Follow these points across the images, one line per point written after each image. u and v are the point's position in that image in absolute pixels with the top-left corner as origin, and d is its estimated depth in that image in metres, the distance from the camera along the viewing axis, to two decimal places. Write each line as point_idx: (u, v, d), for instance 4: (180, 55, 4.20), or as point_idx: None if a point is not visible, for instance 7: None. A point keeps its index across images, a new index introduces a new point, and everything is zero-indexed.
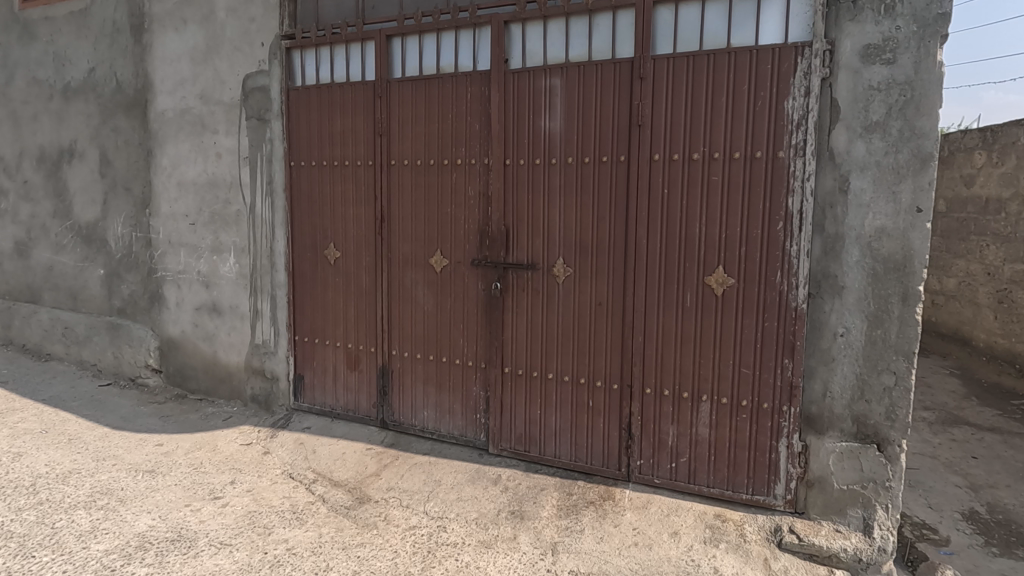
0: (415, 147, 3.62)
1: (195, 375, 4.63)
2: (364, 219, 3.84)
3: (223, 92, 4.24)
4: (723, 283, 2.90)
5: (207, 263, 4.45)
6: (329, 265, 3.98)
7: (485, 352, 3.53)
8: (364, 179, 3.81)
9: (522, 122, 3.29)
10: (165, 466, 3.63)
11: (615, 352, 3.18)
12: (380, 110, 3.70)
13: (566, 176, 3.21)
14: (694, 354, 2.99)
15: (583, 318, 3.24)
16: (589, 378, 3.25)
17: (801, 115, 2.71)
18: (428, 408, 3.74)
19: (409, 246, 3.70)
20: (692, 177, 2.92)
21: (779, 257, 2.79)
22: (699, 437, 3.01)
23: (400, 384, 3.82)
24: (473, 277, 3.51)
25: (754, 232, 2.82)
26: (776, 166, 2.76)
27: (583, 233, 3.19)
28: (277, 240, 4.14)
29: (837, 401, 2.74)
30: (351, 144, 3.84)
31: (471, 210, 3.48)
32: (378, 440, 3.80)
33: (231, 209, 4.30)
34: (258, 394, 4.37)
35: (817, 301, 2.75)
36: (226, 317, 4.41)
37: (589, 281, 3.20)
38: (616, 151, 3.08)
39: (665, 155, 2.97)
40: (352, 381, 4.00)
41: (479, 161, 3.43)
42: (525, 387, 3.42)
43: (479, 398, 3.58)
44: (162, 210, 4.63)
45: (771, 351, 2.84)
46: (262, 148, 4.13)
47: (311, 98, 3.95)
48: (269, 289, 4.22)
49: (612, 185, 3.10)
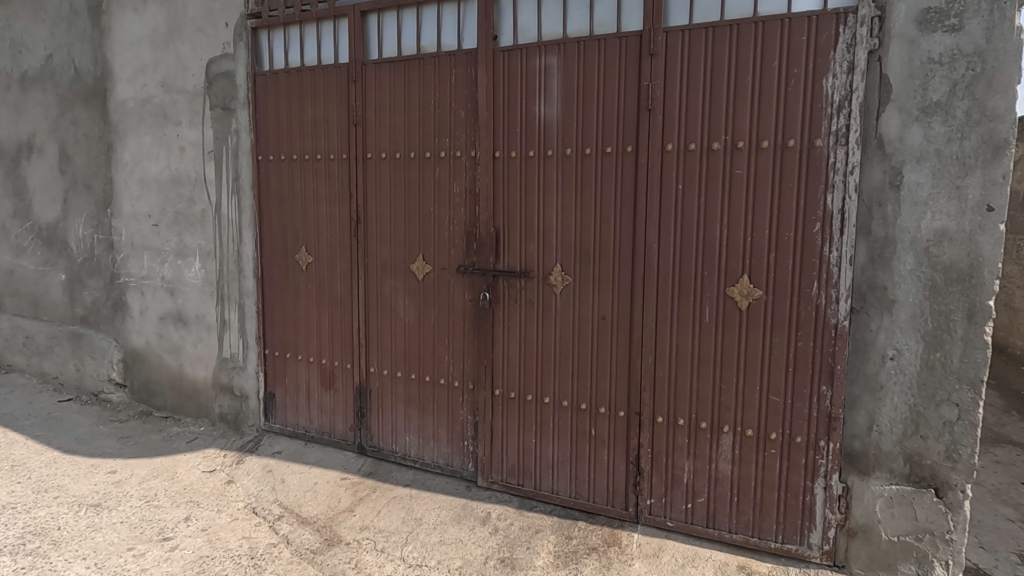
0: (394, 139, 3.19)
1: (161, 391, 4.23)
2: (338, 220, 3.41)
3: (186, 79, 3.82)
4: (749, 295, 2.46)
5: (172, 268, 4.05)
6: (301, 271, 3.56)
7: (474, 371, 3.10)
8: (338, 174, 3.38)
9: (514, 108, 2.86)
10: (113, 499, 3.22)
11: (621, 374, 2.74)
12: (354, 95, 3.27)
13: (564, 170, 2.77)
14: (714, 379, 2.56)
15: (585, 334, 2.81)
16: (591, 402, 2.82)
17: (843, 95, 2.27)
18: (410, 433, 3.32)
19: (388, 250, 3.27)
20: (711, 170, 2.48)
21: (815, 265, 2.36)
22: (720, 474, 2.58)
23: (379, 406, 3.40)
24: (459, 286, 3.09)
25: (786, 235, 2.39)
26: (812, 157, 2.33)
27: (584, 236, 2.76)
28: (245, 243, 3.73)
29: (886, 436, 2.29)
30: (324, 136, 3.42)
31: (456, 210, 3.06)
32: (355, 468, 3.39)
33: (196, 208, 3.89)
34: (226, 413, 3.96)
35: (862, 317, 2.31)
36: (192, 328, 4.00)
37: (592, 291, 2.77)
38: (622, 140, 2.65)
39: (679, 145, 2.53)
40: (327, 401, 3.58)
41: (466, 153, 3.00)
42: (518, 413, 2.99)
43: (466, 423, 3.15)
44: (124, 209, 4.23)
45: (805, 376, 2.41)
46: (228, 140, 3.72)
47: (280, 84, 3.52)
48: (236, 297, 3.81)
49: (618, 179, 2.67)
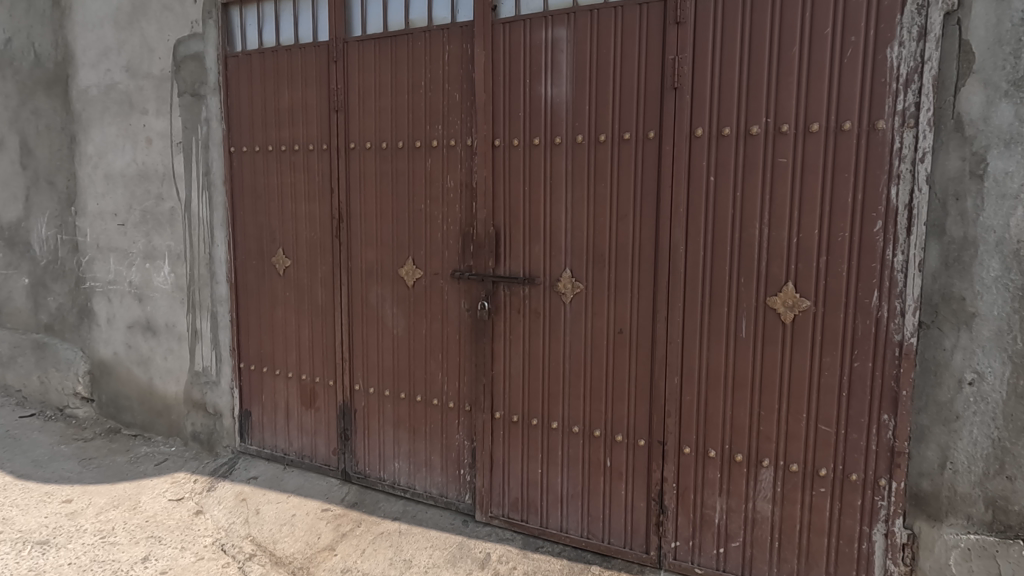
0: (381, 127, 2.81)
1: (130, 407, 3.86)
2: (318, 219, 3.03)
3: (152, 63, 3.44)
4: (796, 307, 2.09)
5: (140, 272, 3.68)
6: (277, 276, 3.19)
7: (471, 391, 2.72)
8: (318, 167, 3.00)
9: (516, 88, 2.48)
10: (64, 534, 2.85)
11: (642, 397, 2.37)
12: (335, 78, 2.89)
13: (575, 160, 2.40)
14: (752, 404, 2.19)
15: (599, 350, 2.43)
16: (605, 428, 2.45)
17: (911, 67, 1.88)
18: (399, 459, 2.95)
19: (373, 253, 2.89)
20: (750, 159, 2.11)
21: (875, 272, 1.98)
22: (758, 515, 2.21)
23: (365, 428, 3.03)
24: (455, 294, 2.71)
25: (839, 236, 2.02)
26: (872, 142, 1.95)
27: (597, 237, 2.38)
28: (216, 245, 3.36)
29: (962, 476, 1.91)
30: (302, 124, 3.04)
31: (450, 207, 2.68)
32: (338, 498, 3.02)
33: (165, 206, 3.51)
34: (199, 432, 3.59)
35: (933, 333, 1.92)
36: (162, 338, 3.64)
37: (607, 301, 2.40)
38: (642, 125, 2.27)
39: (711, 130, 2.16)
40: (308, 420, 3.20)
41: (462, 142, 2.63)
42: (522, 439, 2.62)
43: (463, 449, 2.78)
44: (89, 207, 3.86)
45: (862, 402, 2.04)
46: (198, 131, 3.34)
47: (253, 67, 3.14)
48: (209, 305, 3.45)
49: (639, 171, 2.29)
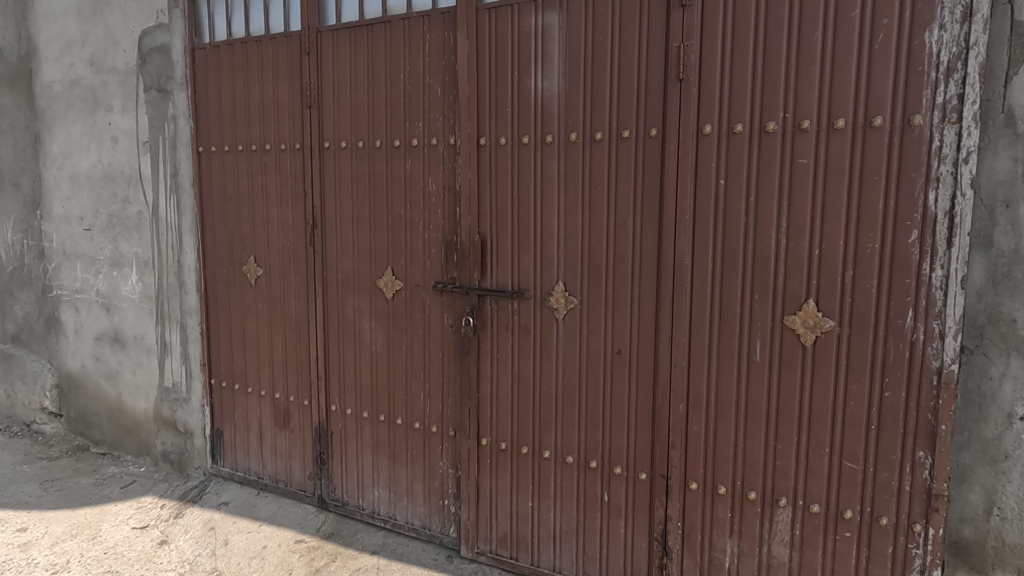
0: (356, 124, 2.57)
1: (98, 423, 3.63)
2: (291, 224, 2.78)
3: (117, 56, 3.20)
4: (818, 327, 1.84)
5: (107, 281, 3.44)
6: (249, 286, 2.95)
7: (455, 415, 2.48)
8: (290, 168, 2.76)
9: (504, 81, 2.23)
10: (13, 569, 2.61)
11: (643, 425, 2.13)
12: (308, 70, 2.65)
13: (569, 161, 2.15)
14: (767, 436, 1.95)
15: (595, 373, 2.19)
16: (603, 459, 2.21)
17: (954, 54, 1.62)
18: (379, 486, 2.71)
19: (350, 262, 2.65)
20: (765, 160, 1.86)
21: (910, 289, 1.73)
22: (774, 560, 1.97)
23: (342, 452, 2.79)
24: (437, 308, 2.47)
25: (867, 247, 1.77)
26: (907, 141, 1.69)
27: (593, 246, 2.14)
28: (185, 252, 3.13)
29: (1012, 524, 1.66)
30: (273, 122, 2.79)
31: (432, 212, 2.43)
32: (313, 528, 2.78)
33: (132, 210, 3.27)
34: (169, 452, 3.36)
35: (978, 359, 1.68)
36: (130, 350, 3.40)
37: (604, 319, 2.15)
38: (643, 121, 2.02)
39: (721, 126, 1.91)
40: (282, 442, 2.96)
41: (444, 140, 2.38)
42: (511, 468, 2.38)
43: (446, 477, 2.54)
44: (55, 211, 3.62)
45: (894, 437, 1.79)
46: (165, 129, 3.10)
47: (221, 59, 2.90)
48: (177, 316, 3.21)
49: (639, 173, 2.05)
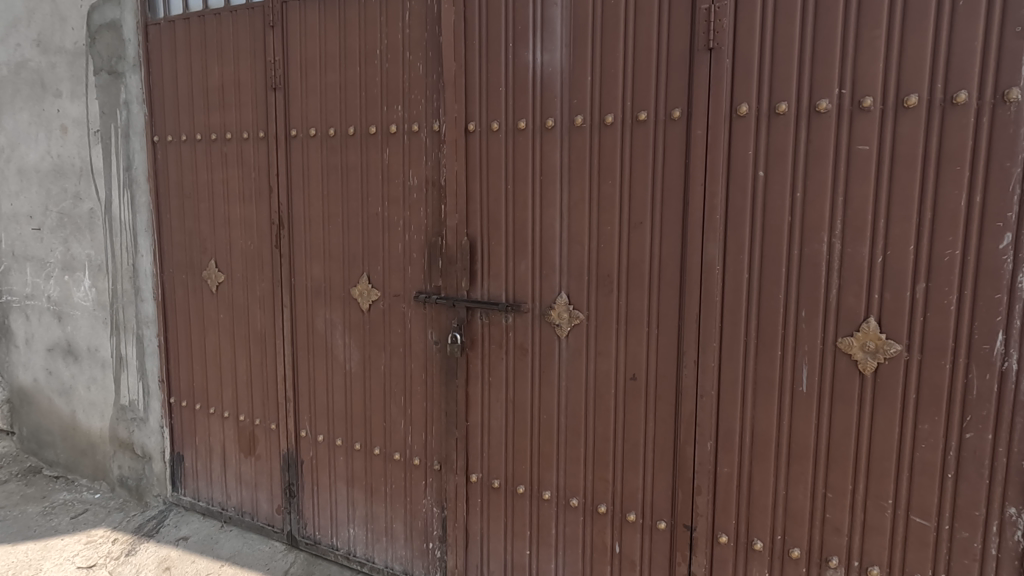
0: (327, 108, 2.22)
1: (52, 443, 3.29)
2: (254, 224, 2.44)
3: (64, 35, 2.84)
4: (881, 353, 1.49)
5: (58, 286, 3.09)
6: (210, 294, 2.60)
7: (440, 445, 2.14)
8: (253, 160, 2.41)
9: (497, 55, 1.88)
10: None
11: (662, 465, 1.79)
12: (272, 47, 2.30)
13: (573, 149, 1.80)
14: (815, 483, 1.61)
15: (604, 402, 1.85)
16: (614, 503, 1.88)
17: None
18: (355, 523, 2.38)
19: (320, 268, 2.30)
20: (815, 146, 1.52)
21: (1000, 307, 1.39)
22: None
23: (314, 484, 2.45)
24: (420, 322, 2.12)
25: (945, 255, 1.42)
26: (999, 121, 1.35)
27: (602, 251, 1.79)
28: (140, 255, 2.78)
29: None
30: (234, 106, 2.45)
31: (413, 210, 2.09)
32: (281, 570, 2.44)
33: (83, 208, 2.92)
34: (126, 477, 3.02)
35: None
36: (84, 364, 3.06)
37: (615, 338, 1.81)
38: (664, 101, 1.68)
39: (760, 106, 1.57)
40: (248, 470, 2.63)
41: (427, 126, 2.03)
42: (507, 510, 2.05)
43: (431, 517, 2.21)
44: (2, 209, 3.23)
45: (977, 488, 1.45)
46: (117, 117, 2.74)
47: (177, 36, 2.54)
48: (133, 327, 2.87)
49: (659, 164, 1.70)
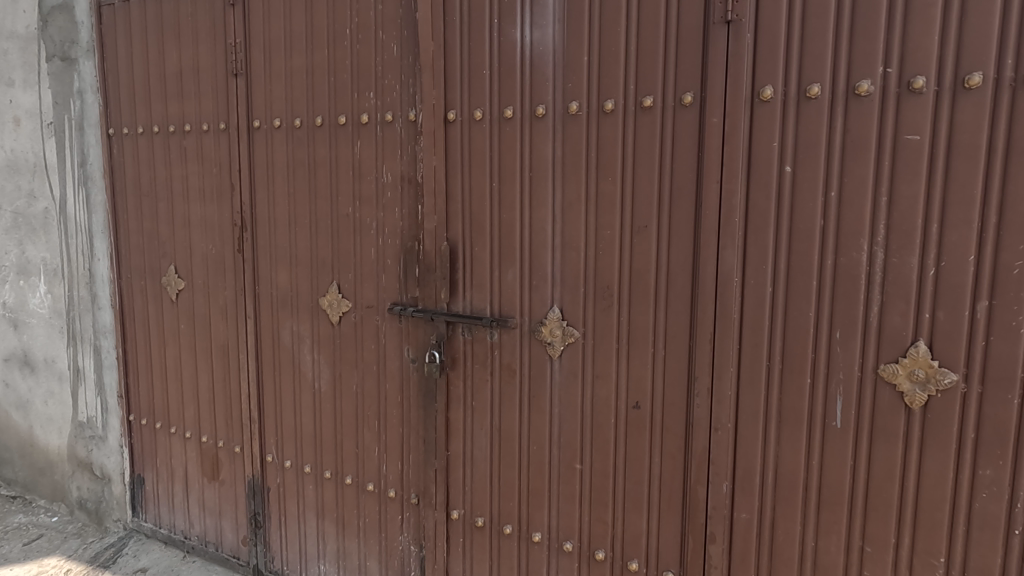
0: (292, 96, 1.98)
1: (9, 461, 3.05)
2: (215, 226, 2.20)
3: (15, 17, 2.58)
4: (933, 383, 1.24)
5: (13, 292, 2.82)
6: (169, 303, 2.37)
7: (418, 477, 1.90)
8: (213, 155, 2.17)
9: (480, 33, 1.64)
10: None
11: (670, 508, 1.55)
12: (233, 28, 2.06)
13: (568, 141, 1.56)
14: (850, 534, 1.37)
15: (603, 434, 1.60)
16: (614, 548, 1.64)
17: None
18: (326, 559, 2.15)
19: (285, 275, 2.06)
20: (854, 136, 1.27)
21: None
22: None
23: (281, 514, 2.22)
24: (395, 338, 1.88)
25: (1013, 267, 1.17)
26: None
27: (601, 259, 1.55)
28: (97, 260, 2.55)
29: None
30: (194, 96, 2.21)
31: (386, 211, 1.85)
32: None
33: (37, 207, 2.67)
34: (85, 500, 2.78)
35: None
36: (41, 376, 2.82)
37: (616, 360, 1.56)
38: (673, 84, 1.43)
39: (788, 88, 1.32)
40: (212, 496, 2.39)
41: (402, 115, 1.79)
42: (493, 551, 1.81)
43: (408, 555, 1.97)
44: None
45: None
46: (71, 107, 2.50)
47: (132, 17, 2.30)
48: (90, 337, 2.63)
49: (668, 157, 1.45)
